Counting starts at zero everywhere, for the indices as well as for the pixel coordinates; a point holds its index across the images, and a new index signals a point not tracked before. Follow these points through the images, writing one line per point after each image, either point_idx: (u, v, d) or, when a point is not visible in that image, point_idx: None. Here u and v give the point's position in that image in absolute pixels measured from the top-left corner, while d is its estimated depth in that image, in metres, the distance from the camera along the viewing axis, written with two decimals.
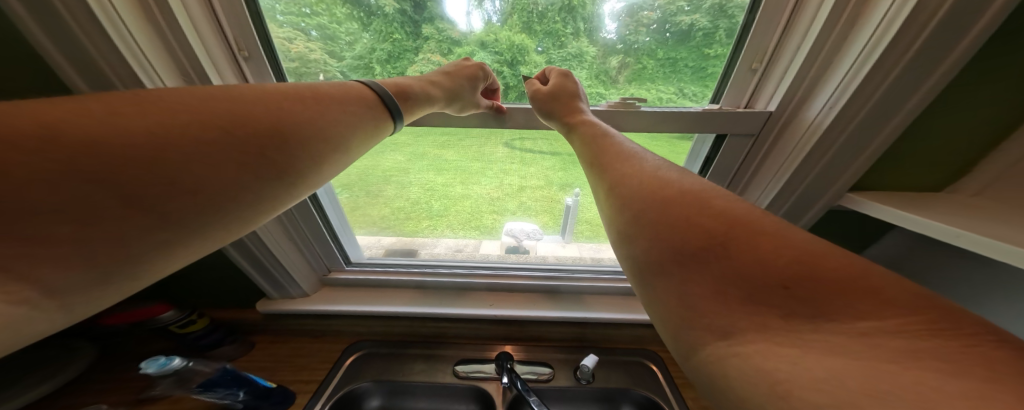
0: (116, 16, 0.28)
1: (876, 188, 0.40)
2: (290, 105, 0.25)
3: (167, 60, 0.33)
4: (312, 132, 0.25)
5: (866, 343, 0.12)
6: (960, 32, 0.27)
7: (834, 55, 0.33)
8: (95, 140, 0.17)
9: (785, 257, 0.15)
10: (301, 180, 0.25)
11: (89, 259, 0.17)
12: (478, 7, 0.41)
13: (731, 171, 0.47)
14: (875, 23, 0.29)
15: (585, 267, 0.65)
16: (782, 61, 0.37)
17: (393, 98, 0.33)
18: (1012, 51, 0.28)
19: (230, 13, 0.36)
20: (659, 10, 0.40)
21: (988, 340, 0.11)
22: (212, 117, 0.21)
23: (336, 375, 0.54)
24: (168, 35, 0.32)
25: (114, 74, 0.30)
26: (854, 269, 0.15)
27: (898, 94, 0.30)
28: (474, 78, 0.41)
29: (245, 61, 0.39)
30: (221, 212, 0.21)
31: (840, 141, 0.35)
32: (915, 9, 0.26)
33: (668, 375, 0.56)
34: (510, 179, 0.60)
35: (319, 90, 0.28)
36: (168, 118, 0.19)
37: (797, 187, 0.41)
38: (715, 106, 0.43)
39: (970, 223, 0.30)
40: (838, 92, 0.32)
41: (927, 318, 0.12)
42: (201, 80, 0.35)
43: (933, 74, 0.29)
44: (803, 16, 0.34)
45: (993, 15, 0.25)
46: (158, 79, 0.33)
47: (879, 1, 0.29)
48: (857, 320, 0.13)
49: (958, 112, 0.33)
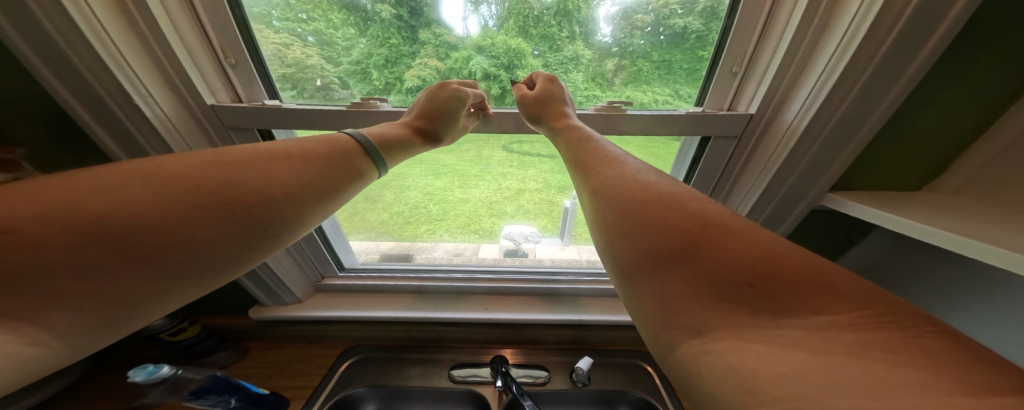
0: (101, 28, 0.29)
1: (862, 188, 0.41)
2: (282, 161, 0.27)
3: (153, 70, 0.34)
4: (298, 186, 0.26)
5: (823, 337, 0.13)
6: (922, 36, 0.27)
7: (808, 61, 0.34)
8: (111, 205, 0.19)
9: (752, 256, 0.16)
10: (289, 231, 0.26)
11: (88, 310, 0.19)
12: (474, 12, 0.42)
13: (718, 172, 0.47)
14: (844, 28, 0.30)
15: (584, 270, 0.65)
16: (761, 65, 0.38)
17: (378, 150, 0.34)
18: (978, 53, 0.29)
19: (215, 22, 0.36)
20: (652, 13, 0.41)
21: (928, 331, 0.12)
22: (208, 179, 0.23)
23: (332, 379, 0.54)
24: (153, 43, 0.33)
25: (102, 88, 0.31)
26: (814, 267, 0.15)
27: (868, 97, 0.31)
28: (452, 109, 0.41)
29: (232, 68, 0.40)
30: (207, 265, 0.22)
31: (817, 144, 0.35)
32: (880, 15, 0.27)
33: (662, 375, 0.57)
34: (507, 182, 0.60)
35: (311, 146, 0.30)
36: (169, 182, 0.21)
37: (779, 191, 0.41)
38: (699, 109, 0.43)
39: (944, 221, 0.30)
40: (813, 96, 0.33)
41: (874, 312, 0.13)
42: (188, 90, 0.36)
43: (900, 78, 0.30)
44: (778, 20, 0.35)
45: (954, 19, 0.26)
46: (150, 96, 0.34)
47: (847, 6, 0.30)
48: (815, 315, 0.13)
49: (934, 113, 0.33)
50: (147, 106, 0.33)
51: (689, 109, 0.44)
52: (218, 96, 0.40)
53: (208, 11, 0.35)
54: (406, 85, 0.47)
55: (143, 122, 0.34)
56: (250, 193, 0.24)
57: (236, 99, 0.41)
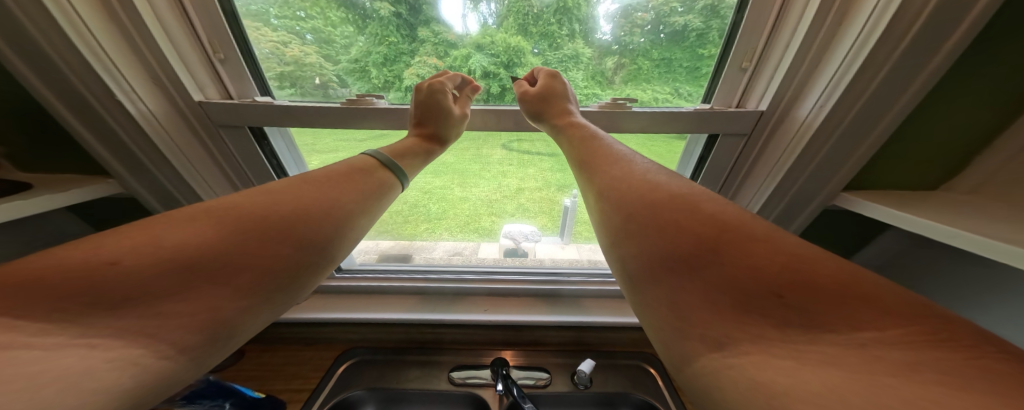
0: (81, 22, 0.28)
1: (869, 188, 0.40)
2: (317, 183, 0.29)
3: (137, 64, 0.33)
4: (341, 198, 0.29)
5: (865, 354, 0.12)
6: (942, 32, 0.27)
7: (822, 58, 0.33)
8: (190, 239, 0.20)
9: (778, 263, 0.15)
10: (348, 236, 0.28)
11: (196, 325, 0.18)
12: (474, 10, 0.41)
13: (724, 172, 0.47)
14: (861, 25, 0.29)
15: (583, 271, 0.65)
16: (772, 60, 0.37)
17: (399, 166, 0.36)
18: (995, 52, 0.29)
19: (204, 16, 0.36)
20: (652, 11, 0.40)
21: (993, 353, 0.11)
22: (265, 206, 0.25)
23: (330, 382, 0.54)
24: (136, 37, 0.32)
25: (80, 82, 0.30)
26: (844, 277, 0.15)
27: (883, 97, 0.31)
28: (436, 102, 0.40)
29: (220, 63, 0.39)
30: (290, 270, 0.23)
31: (829, 144, 0.35)
32: (900, 10, 0.26)
33: (665, 376, 0.56)
34: (507, 180, 0.60)
35: (337, 170, 0.32)
36: (231, 214, 0.23)
37: (790, 188, 0.41)
38: (706, 106, 0.43)
39: (960, 222, 0.30)
40: (827, 93, 0.32)
41: (922, 329, 0.12)
42: (173, 84, 0.35)
43: (917, 77, 0.29)
44: (789, 17, 0.35)
45: (977, 16, 0.26)
46: (134, 92, 0.33)
47: (864, 3, 0.29)
48: (854, 331, 0.13)
49: (947, 113, 0.33)
50: (130, 102, 0.33)
51: (693, 107, 0.44)
52: (206, 91, 0.39)
53: (196, 6, 0.35)
54: (406, 83, 0.46)
55: (126, 118, 0.33)
56: (303, 211, 0.26)
57: (225, 94, 0.41)
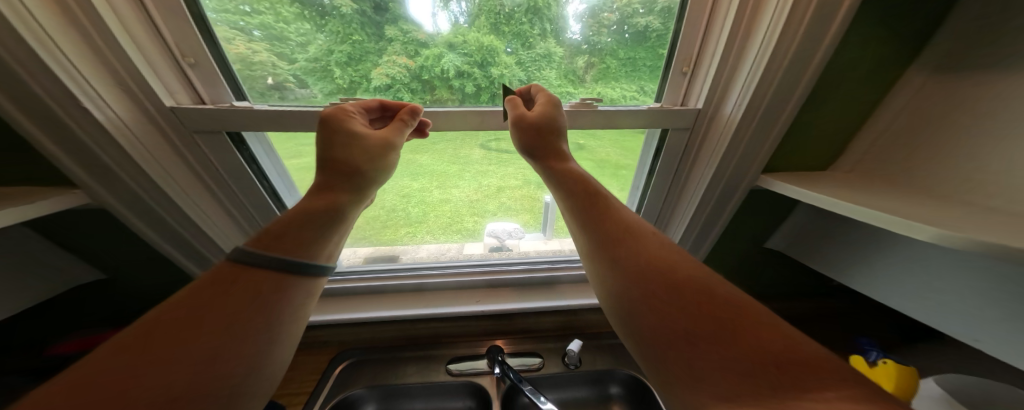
0: (42, 30, 0.26)
1: (785, 170, 0.47)
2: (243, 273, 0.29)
3: (100, 71, 0.31)
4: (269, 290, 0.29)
5: None
6: (819, 37, 0.33)
7: (739, 59, 0.39)
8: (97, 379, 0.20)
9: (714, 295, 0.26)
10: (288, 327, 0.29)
11: None
12: (444, 9, 0.43)
13: (676, 161, 0.52)
14: (762, 32, 0.35)
15: (568, 259, 0.68)
16: (704, 63, 0.42)
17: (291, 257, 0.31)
18: (857, 52, 0.36)
19: (169, 19, 0.34)
20: (617, 12, 0.44)
21: None
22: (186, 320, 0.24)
23: (326, 385, 0.52)
24: (102, 45, 0.30)
25: (41, 88, 0.28)
26: None
27: (785, 91, 0.37)
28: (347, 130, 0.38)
29: (190, 67, 0.37)
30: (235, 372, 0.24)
31: (750, 132, 0.41)
32: (789, 16, 0.32)
33: None
34: (488, 180, 0.62)
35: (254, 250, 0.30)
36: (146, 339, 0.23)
37: (725, 173, 0.46)
38: (658, 103, 0.47)
39: (848, 195, 0.36)
40: (745, 90, 0.38)
41: None
42: (143, 90, 0.34)
43: (805, 74, 0.35)
44: (715, 25, 0.40)
45: (843, 20, 0.32)
46: (101, 101, 0.31)
47: (764, 13, 0.35)
48: None
49: (833, 103, 0.40)
50: (98, 109, 0.31)
51: (652, 104, 0.48)
52: (176, 96, 0.38)
53: (160, 9, 0.33)
54: (374, 83, 0.46)
55: (98, 130, 0.32)
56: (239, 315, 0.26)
57: (197, 99, 0.40)
